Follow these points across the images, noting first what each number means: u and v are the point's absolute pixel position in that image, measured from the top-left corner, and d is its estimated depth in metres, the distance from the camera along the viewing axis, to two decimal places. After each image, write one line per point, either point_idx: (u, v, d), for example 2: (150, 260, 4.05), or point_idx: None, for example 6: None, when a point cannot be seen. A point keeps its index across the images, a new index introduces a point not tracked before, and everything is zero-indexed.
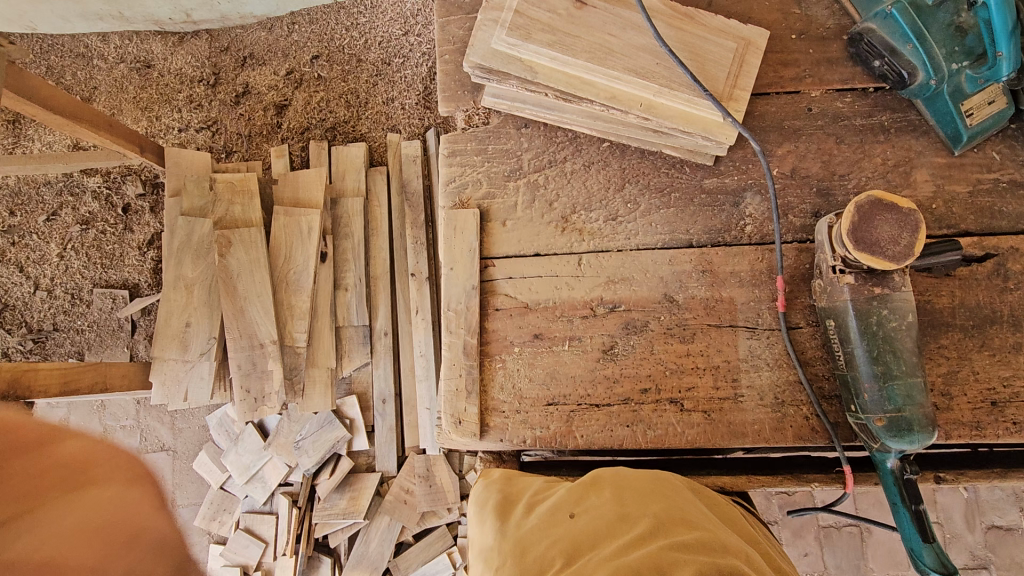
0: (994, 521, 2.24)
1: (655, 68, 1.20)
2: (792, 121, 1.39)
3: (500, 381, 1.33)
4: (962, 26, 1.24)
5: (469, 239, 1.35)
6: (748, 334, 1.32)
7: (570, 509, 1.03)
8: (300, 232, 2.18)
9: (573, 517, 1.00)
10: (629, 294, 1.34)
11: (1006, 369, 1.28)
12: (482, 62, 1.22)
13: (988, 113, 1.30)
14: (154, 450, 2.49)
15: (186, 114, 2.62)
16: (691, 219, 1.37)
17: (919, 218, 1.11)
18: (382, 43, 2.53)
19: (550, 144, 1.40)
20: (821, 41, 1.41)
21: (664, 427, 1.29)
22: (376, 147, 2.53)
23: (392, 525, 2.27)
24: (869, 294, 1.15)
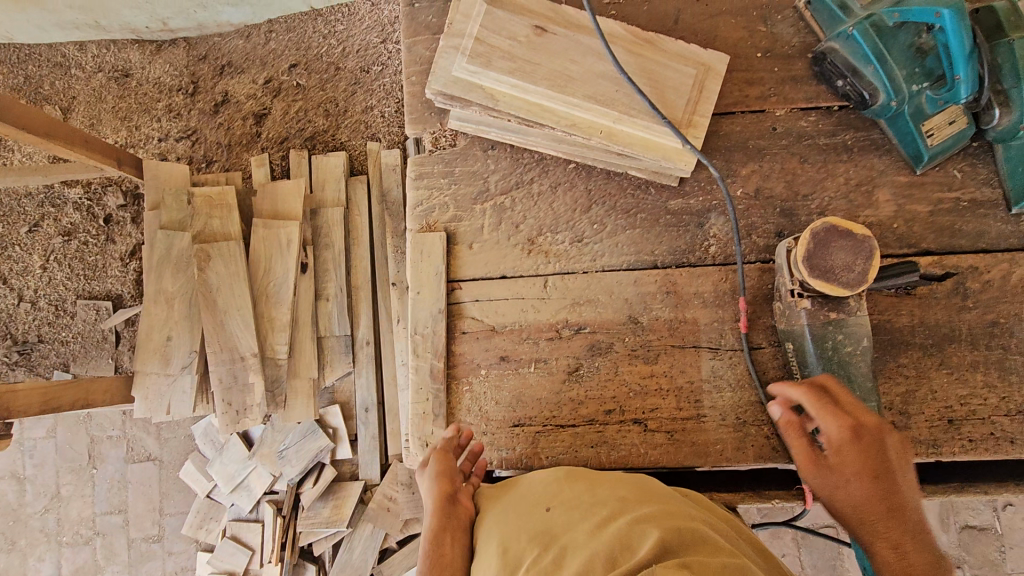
0: (968, 522, 2.26)
1: (613, 95, 1.21)
2: (756, 141, 1.40)
3: (467, 403, 1.35)
4: (922, 48, 1.21)
5: (436, 263, 1.37)
6: (711, 355, 1.34)
7: (547, 503, 1.04)
8: (280, 245, 2.18)
9: (551, 510, 1.02)
10: (594, 316, 1.36)
11: (963, 387, 1.30)
12: (444, 89, 1.21)
13: (949, 134, 1.30)
14: (141, 460, 2.52)
15: (165, 123, 2.62)
16: (656, 240, 1.37)
17: (874, 244, 1.12)
18: (360, 51, 2.54)
19: (516, 165, 1.41)
20: (787, 59, 1.40)
21: (628, 447, 1.33)
22: (356, 155, 2.53)
23: (375, 532, 2.31)
24: (824, 319, 1.18)
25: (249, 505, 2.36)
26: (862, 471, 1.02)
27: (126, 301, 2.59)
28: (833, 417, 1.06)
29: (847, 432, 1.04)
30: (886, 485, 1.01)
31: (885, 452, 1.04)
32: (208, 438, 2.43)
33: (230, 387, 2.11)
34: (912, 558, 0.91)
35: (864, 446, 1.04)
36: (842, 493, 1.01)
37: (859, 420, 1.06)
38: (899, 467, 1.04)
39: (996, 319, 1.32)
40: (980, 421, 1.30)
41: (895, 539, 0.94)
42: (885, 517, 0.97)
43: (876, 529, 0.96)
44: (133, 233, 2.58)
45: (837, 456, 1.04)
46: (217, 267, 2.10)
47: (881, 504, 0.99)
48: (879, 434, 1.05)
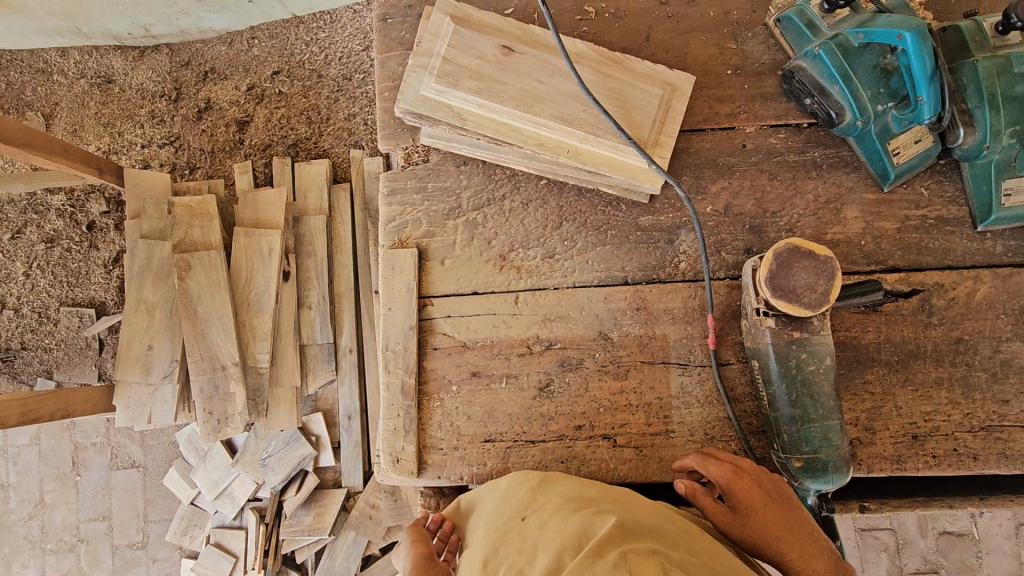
0: (945, 527, 2.29)
1: (581, 115, 1.25)
2: (726, 158, 1.41)
3: (438, 419, 1.36)
4: (887, 69, 1.24)
5: (407, 279, 1.38)
6: (680, 371, 1.35)
7: (521, 511, 1.07)
8: (260, 253, 2.17)
9: (526, 518, 1.03)
10: (564, 332, 1.37)
11: (927, 403, 1.32)
12: (411, 109, 1.24)
13: (914, 152, 1.32)
14: (125, 467, 2.52)
15: (148, 129, 2.60)
16: (627, 257, 1.39)
17: (836, 266, 1.14)
18: (342, 59, 2.54)
19: (488, 181, 1.41)
20: (757, 77, 1.42)
21: (598, 463, 1.34)
22: (339, 163, 2.53)
23: (358, 539, 2.33)
24: (789, 338, 1.19)
25: (232, 513, 2.37)
26: (755, 505, 1.12)
27: (109, 309, 2.59)
28: (716, 467, 1.16)
29: (731, 476, 1.15)
30: (780, 510, 1.12)
31: (767, 484, 1.16)
32: (192, 445, 2.43)
33: (212, 396, 2.12)
34: (813, 563, 1.08)
35: (750, 483, 1.15)
36: (746, 530, 1.11)
37: (738, 466, 1.17)
38: (783, 493, 1.16)
39: (961, 336, 1.34)
40: (943, 437, 1.31)
41: (798, 552, 1.09)
42: (786, 536, 1.09)
43: (784, 548, 1.09)
44: (116, 240, 2.57)
45: (731, 500, 1.14)
46: (198, 276, 2.11)
47: (781, 525, 1.10)
48: (756, 472, 1.17)
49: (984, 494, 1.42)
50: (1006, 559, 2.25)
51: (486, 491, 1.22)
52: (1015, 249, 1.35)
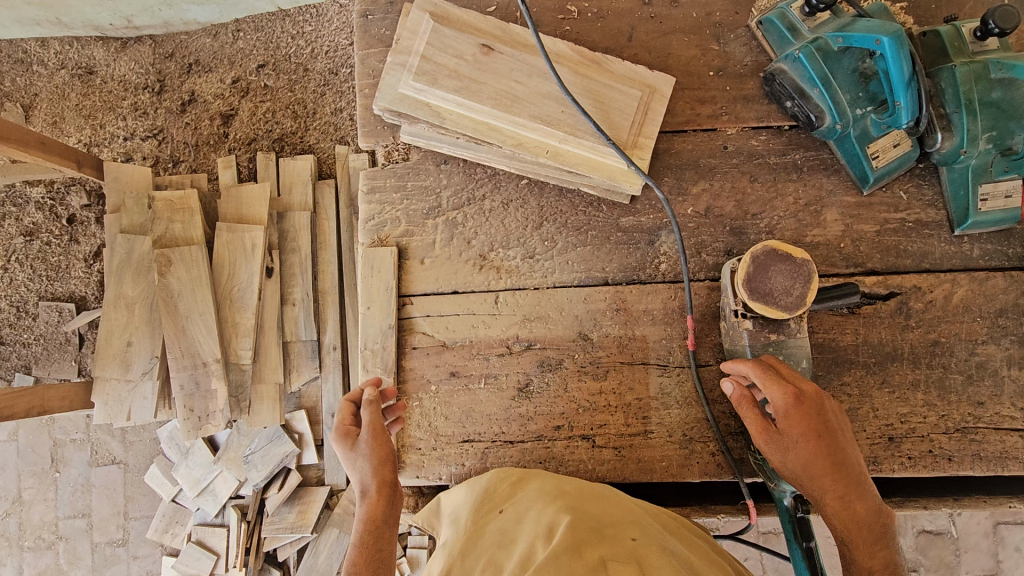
0: (925, 526, 2.31)
1: (561, 116, 1.24)
2: (707, 159, 1.41)
3: (416, 419, 1.36)
4: (865, 73, 1.26)
5: (386, 278, 1.37)
6: (659, 372, 1.35)
7: (500, 506, 1.07)
8: (243, 249, 2.15)
9: (504, 510, 1.04)
10: (544, 332, 1.37)
11: (903, 405, 1.33)
12: (390, 107, 1.23)
13: (893, 156, 1.32)
14: (106, 463, 2.50)
15: (131, 122, 2.56)
16: (607, 257, 1.38)
17: (812, 268, 1.14)
18: (328, 52, 2.52)
19: (469, 180, 1.41)
20: (739, 79, 1.43)
21: (577, 463, 1.34)
22: (325, 158, 2.51)
23: (341, 538, 2.32)
24: (765, 341, 1.19)
25: (213, 510, 2.34)
26: (807, 435, 1.10)
27: (90, 303, 2.55)
28: (776, 387, 1.11)
29: (791, 401, 1.10)
30: (830, 444, 1.11)
31: (825, 414, 1.13)
32: (173, 442, 2.41)
33: (192, 392, 2.09)
34: (855, 504, 1.08)
35: (807, 412, 1.11)
36: (790, 457, 1.11)
37: (801, 391, 1.12)
38: (837, 426, 1.13)
39: (937, 339, 1.35)
40: (919, 439, 1.33)
41: (839, 491, 1.08)
42: (830, 472, 1.09)
43: (824, 484, 1.09)
44: (97, 234, 2.53)
45: (783, 424, 1.11)
46: (178, 272, 2.08)
47: (827, 461, 1.10)
48: (817, 399, 1.13)
49: (957, 494, 1.43)
50: (983, 557, 2.28)
51: (464, 487, 1.19)
52: (992, 253, 1.37)
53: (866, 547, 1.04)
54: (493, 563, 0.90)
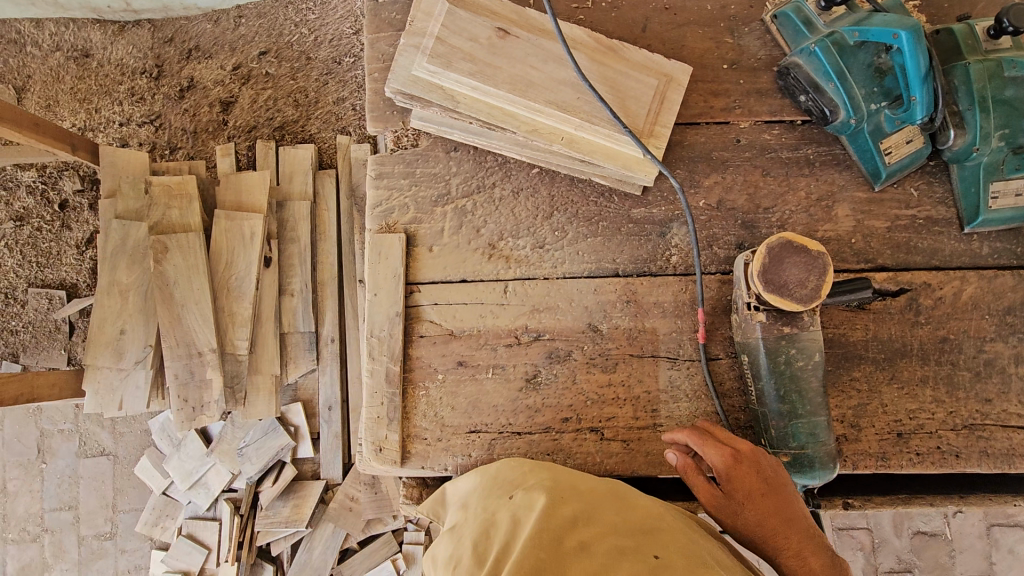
0: (920, 527, 2.32)
1: (576, 103, 1.23)
2: (720, 152, 1.40)
3: (422, 408, 1.33)
4: (881, 68, 1.25)
5: (394, 265, 1.34)
6: (668, 365, 1.34)
7: (511, 491, 1.04)
8: (242, 237, 2.10)
9: (516, 496, 1.01)
10: (553, 323, 1.35)
11: (912, 402, 1.33)
12: (403, 89, 1.21)
13: (906, 153, 1.32)
14: (95, 455, 2.44)
15: (127, 107, 2.51)
16: (618, 249, 1.37)
17: (827, 261, 1.13)
18: (332, 41, 2.50)
19: (480, 168, 1.39)
20: (752, 72, 1.42)
21: (585, 455, 1.32)
22: (326, 148, 2.48)
23: (336, 532, 2.29)
24: (779, 333, 1.18)
25: (205, 503, 2.30)
26: (753, 496, 1.03)
27: (81, 291, 2.50)
28: (712, 450, 1.07)
29: (730, 462, 1.05)
30: (778, 502, 1.04)
31: (767, 471, 1.07)
32: (165, 434, 2.36)
33: (187, 382, 2.05)
34: (811, 562, 1.00)
35: (750, 471, 1.05)
36: (739, 520, 1.03)
37: (738, 450, 1.08)
38: (782, 483, 1.07)
39: (946, 335, 1.35)
40: (927, 435, 1.32)
41: (795, 548, 1.01)
42: (781, 530, 1.02)
43: (778, 544, 1.01)
44: (90, 220, 2.48)
45: (728, 488, 1.04)
46: (175, 259, 2.04)
47: (778, 520, 1.02)
48: (757, 457, 1.08)
49: (962, 491, 1.43)
50: (977, 558, 2.30)
51: (474, 474, 1.17)
52: (1001, 251, 1.37)
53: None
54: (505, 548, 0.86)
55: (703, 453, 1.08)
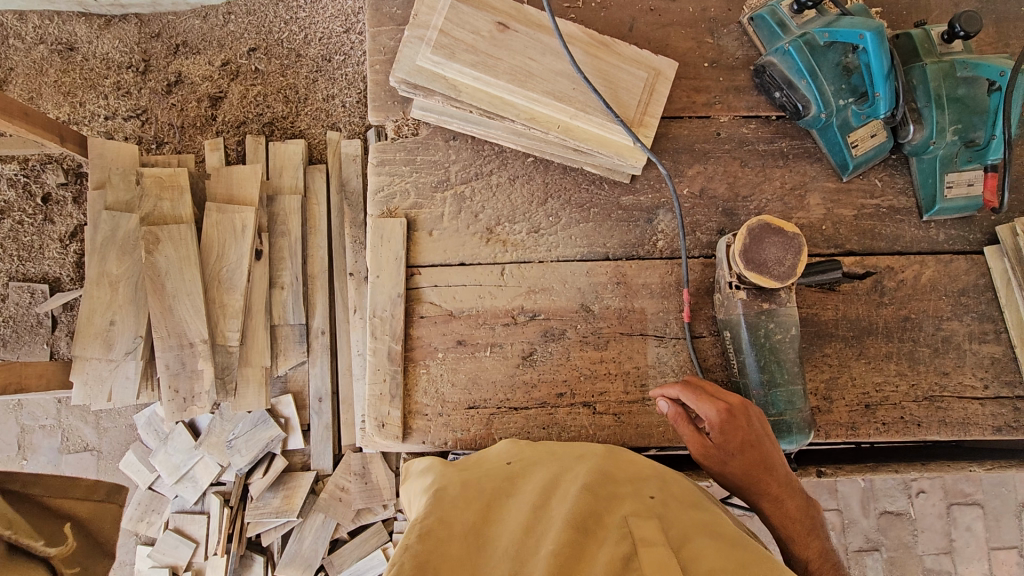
0: (886, 507, 2.43)
1: (572, 93, 1.33)
2: (702, 144, 1.50)
3: (423, 385, 1.39)
4: (848, 67, 1.36)
5: (395, 247, 1.40)
6: (656, 343, 1.42)
7: (508, 458, 1.07)
8: (233, 229, 2.11)
9: (514, 463, 1.04)
10: (548, 304, 1.42)
11: (878, 375, 1.44)
12: (407, 78, 1.29)
13: (871, 145, 1.43)
14: (78, 451, 2.42)
15: (113, 101, 2.51)
16: (608, 234, 1.45)
17: (802, 241, 1.23)
18: (323, 39, 2.54)
19: (477, 157, 1.46)
20: (731, 70, 1.52)
21: (578, 428, 1.39)
22: (315, 144, 2.51)
23: (327, 522, 2.31)
24: (758, 309, 1.28)
25: (193, 497, 2.30)
26: (742, 447, 1.10)
27: (64, 285, 2.47)
28: (708, 405, 1.11)
29: (724, 416, 1.11)
30: (762, 452, 1.12)
31: (754, 423, 1.13)
32: (151, 428, 2.35)
33: (177, 373, 2.05)
34: (786, 503, 1.11)
35: (741, 423, 1.12)
36: (727, 469, 1.11)
37: (732, 405, 1.13)
38: (766, 434, 1.14)
39: (908, 315, 1.46)
40: (893, 406, 1.43)
41: (775, 493, 1.11)
42: (765, 478, 1.11)
43: (760, 489, 1.11)
44: (74, 214, 2.46)
45: (720, 439, 1.11)
46: (167, 250, 2.04)
47: (761, 469, 1.11)
48: (745, 410, 1.14)
49: (923, 461, 1.55)
50: (938, 536, 2.42)
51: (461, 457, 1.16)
52: (956, 238, 1.50)
53: (803, 539, 1.10)
54: (499, 505, 0.89)
55: (697, 406, 1.13)
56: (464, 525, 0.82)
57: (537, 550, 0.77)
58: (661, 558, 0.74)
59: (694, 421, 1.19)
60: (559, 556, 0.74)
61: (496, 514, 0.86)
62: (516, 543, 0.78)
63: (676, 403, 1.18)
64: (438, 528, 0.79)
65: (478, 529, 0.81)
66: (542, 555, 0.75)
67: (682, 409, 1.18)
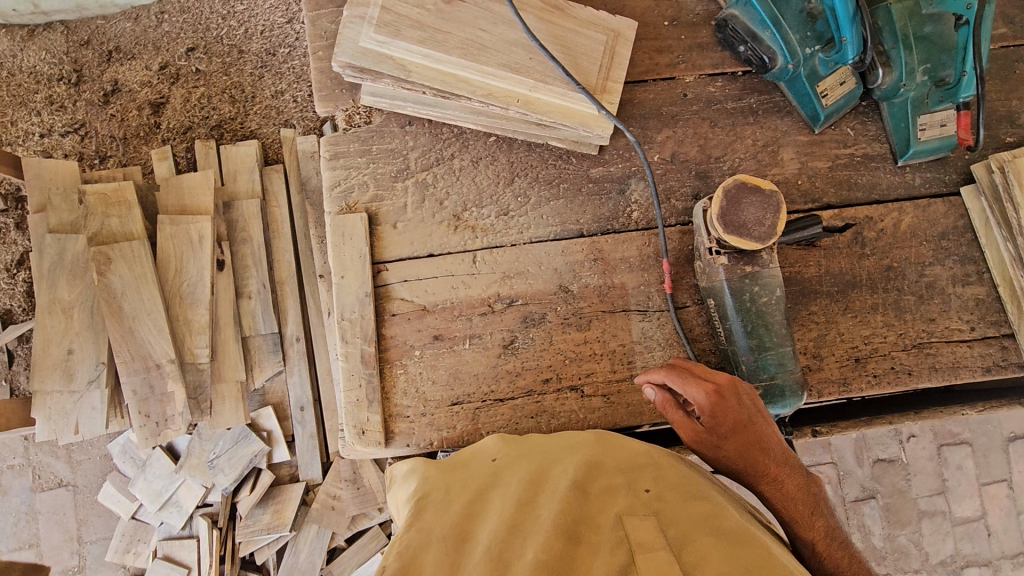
0: (878, 455, 2.45)
1: (528, 63, 1.26)
2: (669, 108, 1.44)
3: (402, 386, 1.32)
4: (813, 13, 1.30)
5: (359, 244, 1.32)
6: (640, 317, 1.37)
7: (494, 452, 1.00)
8: (190, 241, 2.00)
9: (500, 458, 0.97)
10: (524, 288, 1.36)
11: (865, 328, 1.41)
12: (351, 61, 1.21)
13: (841, 94, 1.38)
14: (52, 488, 2.31)
15: (47, 117, 2.36)
16: (581, 209, 1.39)
17: (781, 198, 1.18)
18: (265, 32, 2.41)
19: (437, 141, 1.38)
20: (692, 27, 1.47)
21: (567, 414, 1.34)
22: (269, 144, 2.39)
23: (322, 532, 2.24)
24: (741, 273, 1.24)
25: (180, 522, 2.22)
26: (734, 429, 1.07)
27: (17, 316, 2.33)
28: (696, 388, 1.08)
29: (713, 399, 1.07)
30: (755, 432, 1.08)
31: (744, 402, 1.10)
32: (127, 456, 2.25)
33: (146, 398, 1.96)
34: (785, 483, 1.08)
35: (731, 404, 1.08)
36: (721, 453, 1.07)
37: (720, 386, 1.09)
38: (758, 412, 1.11)
39: (890, 264, 1.44)
40: (883, 358, 1.41)
41: (773, 473, 1.08)
42: (761, 458, 1.08)
43: (757, 470, 1.07)
44: (18, 240, 2.32)
45: (711, 423, 1.07)
46: (120, 270, 1.93)
47: (757, 449, 1.08)
48: (734, 389, 1.11)
49: (915, 409, 1.53)
50: (930, 478, 2.45)
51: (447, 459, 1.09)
52: (932, 181, 1.47)
53: (808, 519, 1.07)
54: (481, 508, 0.83)
55: (685, 390, 1.09)
56: (443, 538, 0.76)
57: (523, 554, 0.71)
58: (659, 565, 0.70)
59: (683, 405, 1.15)
60: (548, 567, 0.69)
61: (481, 520, 0.80)
62: (499, 547, 0.72)
63: (663, 388, 1.13)
64: (415, 543, 0.74)
65: (460, 540, 0.76)
66: (527, 562, 0.70)
67: (670, 394, 1.13)
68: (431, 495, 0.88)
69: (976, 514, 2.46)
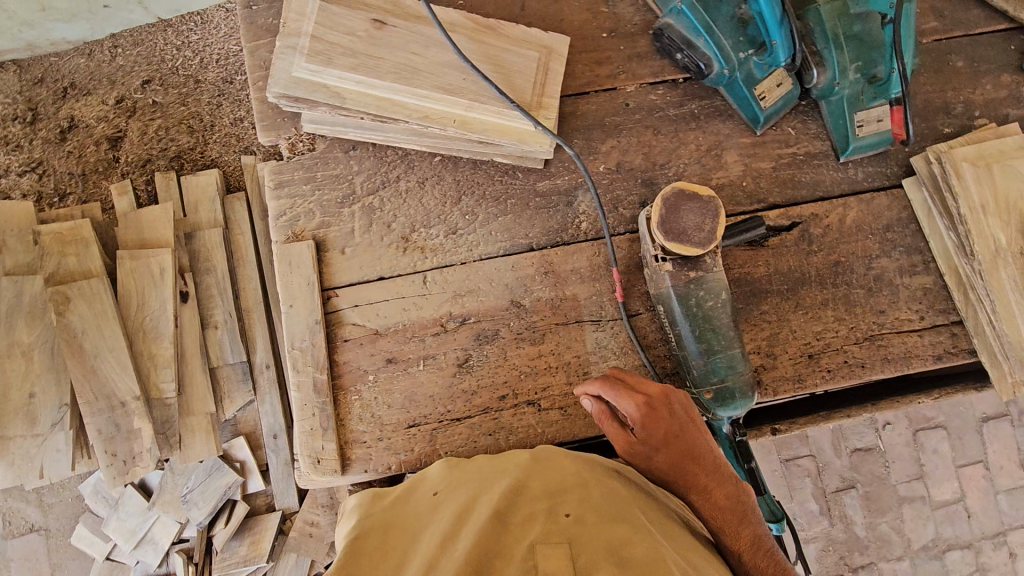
0: (856, 445, 2.46)
1: (462, 83, 1.27)
2: (612, 118, 1.45)
3: (358, 412, 1.31)
4: (743, 18, 1.33)
5: (307, 272, 1.32)
6: (594, 327, 1.37)
7: (434, 487, 1.02)
8: (151, 275, 1.98)
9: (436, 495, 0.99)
10: (476, 306, 1.36)
11: (817, 324, 1.42)
12: (285, 92, 1.20)
13: (778, 95, 1.40)
14: (23, 533, 2.26)
15: (3, 158, 2.34)
16: (529, 223, 1.39)
17: (718, 203, 1.20)
18: (220, 60, 2.41)
19: (381, 164, 1.38)
20: (631, 37, 1.48)
21: (526, 429, 1.33)
22: (230, 171, 2.38)
23: (300, 561, 2.21)
24: (686, 279, 1.25)
25: (156, 560, 2.20)
26: (664, 440, 1.11)
27: None
28: (628, 401, 1.10)
29: (644, 411, 1.10)
30: (686, 442, 1.12)
31: (677, 413, 1.13)
32: (99, 496, 2.22)
33: (112, 436, 1.91)
34: (714, 492, 1.11)
35: (663, 415, 1.11)
36: (653, 463, 1.12)
37: (653, 397, 1.12)
38: (691, 421, 1.14)
39: (838, 259, 1.45)
40: (836, 353, 1.42)
41: (702, 482, 1.11)
42: (691, 467, 1.11)
43: (686, 480, 1.11)
44: None
45: (643, 435, 1.11)
46: (79, 308, 1.89)
47: (688, 459, 1.11)
48: (667, 399, 1.14)
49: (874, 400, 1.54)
50: (908, 464, 2.46)
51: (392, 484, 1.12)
52: (874, 174, 1.49)
53: (734, 528, 1.09)
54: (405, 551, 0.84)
55: (618, 403, 1.12)
56: None
57: None
58: None
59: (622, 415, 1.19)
60: None
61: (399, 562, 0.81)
62: None
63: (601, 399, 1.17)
64: None
65: None
66: None
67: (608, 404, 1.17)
68: (358, 535, 0.88)
69: (954, 496, 2.47)
